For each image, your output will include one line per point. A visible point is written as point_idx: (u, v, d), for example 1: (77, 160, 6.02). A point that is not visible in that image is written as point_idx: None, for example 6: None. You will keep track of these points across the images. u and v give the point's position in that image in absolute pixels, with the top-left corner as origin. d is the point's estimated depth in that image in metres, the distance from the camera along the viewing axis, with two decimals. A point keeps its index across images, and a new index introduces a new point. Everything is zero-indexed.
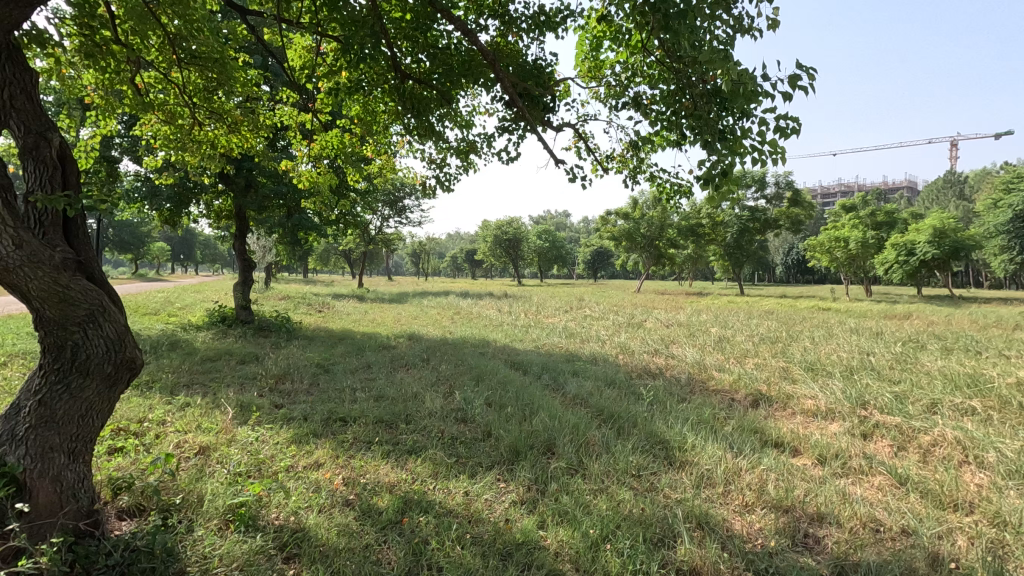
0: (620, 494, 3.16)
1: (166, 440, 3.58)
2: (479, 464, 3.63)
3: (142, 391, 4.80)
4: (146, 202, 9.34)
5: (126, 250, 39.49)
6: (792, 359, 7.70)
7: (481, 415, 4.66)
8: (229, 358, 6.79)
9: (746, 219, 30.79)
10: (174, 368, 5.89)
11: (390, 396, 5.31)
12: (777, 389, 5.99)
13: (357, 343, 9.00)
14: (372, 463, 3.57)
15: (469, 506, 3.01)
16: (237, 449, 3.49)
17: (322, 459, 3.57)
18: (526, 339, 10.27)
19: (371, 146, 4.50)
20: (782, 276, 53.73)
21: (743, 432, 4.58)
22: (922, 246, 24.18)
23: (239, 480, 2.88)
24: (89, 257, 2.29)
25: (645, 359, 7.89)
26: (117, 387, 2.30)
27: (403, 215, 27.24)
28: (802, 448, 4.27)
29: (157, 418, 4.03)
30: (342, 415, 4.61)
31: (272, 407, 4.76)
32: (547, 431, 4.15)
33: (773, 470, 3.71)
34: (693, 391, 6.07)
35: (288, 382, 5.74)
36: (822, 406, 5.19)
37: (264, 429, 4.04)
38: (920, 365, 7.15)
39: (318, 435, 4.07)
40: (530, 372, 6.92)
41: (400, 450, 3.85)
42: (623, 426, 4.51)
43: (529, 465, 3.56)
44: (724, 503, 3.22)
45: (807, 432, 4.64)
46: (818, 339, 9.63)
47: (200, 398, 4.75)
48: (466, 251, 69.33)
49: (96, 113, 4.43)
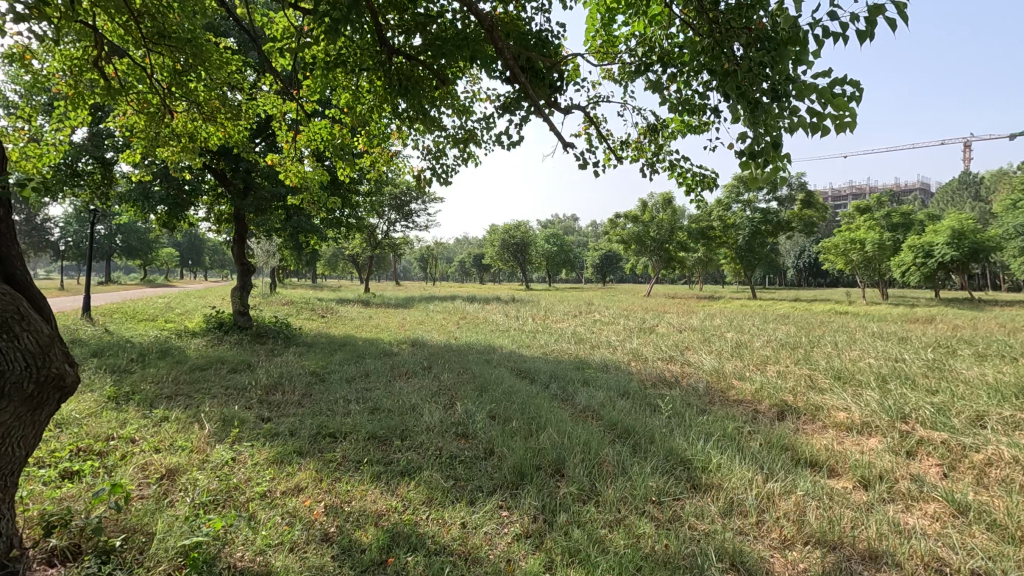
0: (641, 527, 2.75)
1: (132, 461, 3.22)
2: (479, 489, 3.23)
3: (117, 404, 4.46)
4: (140, 205, 9.04)
5: (135, 257, 39.69)
6: (816, 366, 7.23)
7: (484, 430, 4.27)
8: (221, 367, 6.46)
9: (758, 221, 30.21)
10: (160, 377, 5.56)
11: (387, 408, 4.95)
12: (803, 399, 5.53)
13: (357, 349, 8.65)
14: (359, 488, 3.18)
15: (466, 542, 2.62)
16: (209, 471, 3.12)
17: (303, 482, 3.20)
18: (533, 345, 9.86)
19: (362, 138, 4.16)
20: (795, 279, 52.85)
21: (773, 449, 4.15)
22: (940, 248, 23.50)
23: (200, 513, 2.51)
24: (8, 256, 1.95)
25: (659, 366, 7.47)
26: (43, 410, 1.93)
27: (410, 219, 26.93)
28: (841, 468, 3.83)
29: (127, 435, 3.68)
30: (333, 431, 4.24)
31: (258, 421, 4.40)
32: (555, 450, 3.75)
33: (812, 496, 3.28)
34: (714, 402, 5.64)
35: (280, 393, 5.38)
36: (857, 420, 4.74)
37: (243, 447, 3.68)
38: (956, 372, 6.65)
39: (303, 454, 3.71)
40: (537, 381, 6.51)
41: (392, 471, 3.46)
42: (639, 444, 4.09)
43: (536, 490, 3.16)
44: (760, 537, 2.81)
45: (843, 449, 4.19)
46: (841, 344, 9.13)
47: (180, 411, 4.41)
48: (474, 255, 69.06)
49: (67, 104, 4.12)
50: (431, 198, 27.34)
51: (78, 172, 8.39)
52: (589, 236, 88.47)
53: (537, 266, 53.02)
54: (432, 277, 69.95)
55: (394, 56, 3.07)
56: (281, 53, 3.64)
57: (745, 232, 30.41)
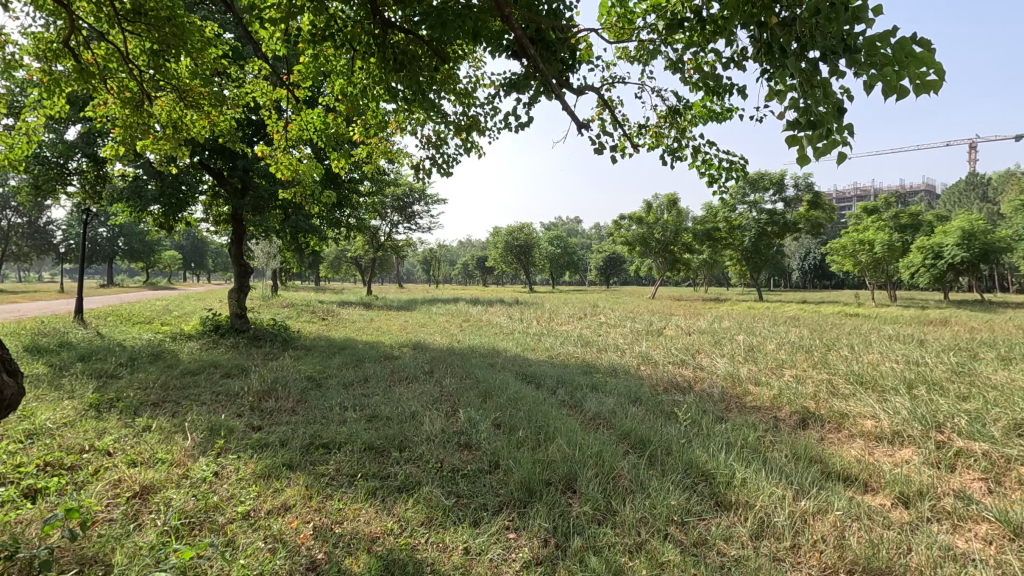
0: (665, 553, 2.46)
1: (104, 476, 2.95)
2: (484, 508, 2.95)
3: (98, 413, 4.19)
4: (132, 202, 8.75)
5: (137, 259, 39.57)
6: (835, 370, 6.91)
7: (488, 440, 3.99)
8: (213, 371, 6.18)
9: (764, 223, 29.83)
10: (148, 383, 5.29)
11: (385, 416, 4.67)
12: (826, 406, 5.22)
13: (357, 353, 8.38)
14: (352, 507, 2.90)
15: (469, 570, 2.34)
16: (187, 488, 2.85)
17: (291, 500, 2.92)
18: (538, 349, 9.57)
19: (358, 128, 3.95)
20: (800, 281, 52.40)
21: (799, 461, 3.86)
22: (950, 249, 23.14)
23: (170, 540, 2.23)
24: None
25: (670, 370, 7.17)
26: None
27: (412, 221, 26.67)
28: (877, 484, 3.52)
29: (104, 447, 3.42)
30: (327, 442, 3.96)
31: (247, 431, 4.12)
32: (566, 463, 3.47)
33: (849, 515, 2.99)
34: (730, 409, 5.34)
35: (273, 399, 5.11)
36: (886, 429, 4.44)
37: (229, 460, 3.41)
38: (984, 376, 6.33)
39: (293, 467, 3.44)
40: (544, 386, 6.23)
41: (389, 487, 3.18)
42: (656, 456, 3.80)
43: (546, 509, 2.88)
44: (797, 564, 2.51)
45: (876, 461, 3.89)
46: (857, 347, 8.82)
47: (164, 420, 4.14)
48: (477, 258, 68.76)
49: (44, 90, 3.89)
50: (434, 199, 27.10)
51: (71, 172, 8.30)
52: (593, 238, 88.08)
53: (541, 268, 52.71)
54: (436, 279, 69.66)
55: (391, 33, 2.87)
56: (273, 37, 3.45)
57: (751, 233, 30.04)
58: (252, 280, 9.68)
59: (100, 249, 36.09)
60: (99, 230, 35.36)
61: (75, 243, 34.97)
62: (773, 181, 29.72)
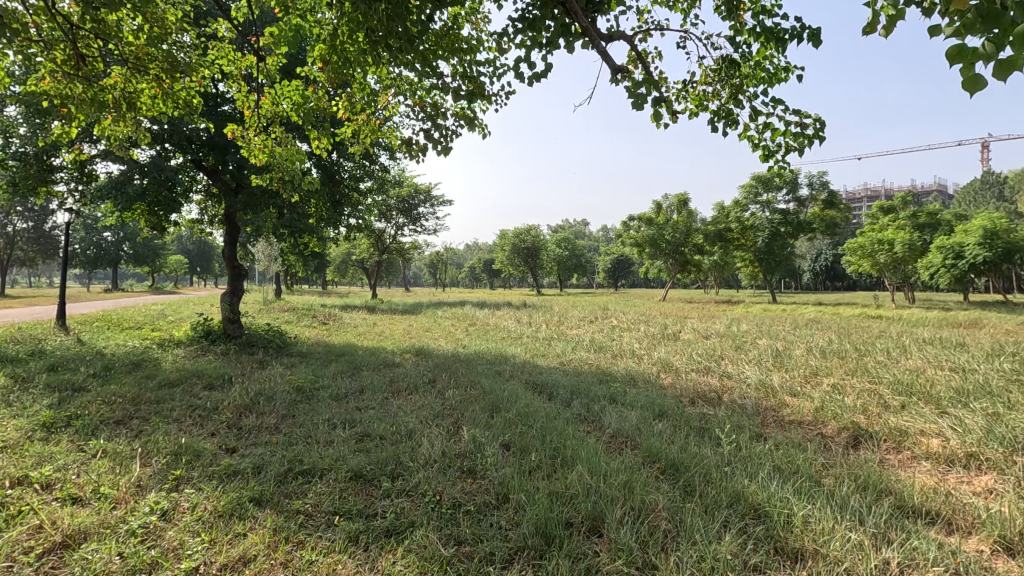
0: None
1: (24, 520, 2.40)
2: (490, 559, 2.39)
3: (48, 434, 3.66)
4: (116, 200, 8.26)
5: (143, 263, 39.46)
6: (878, 378, 6.27)
7: (496, 467, 3.41)
8: (195, 383, 5.64)
9: (777, 223, 29.11)
10: (118, 397, 4.75)
11: (378, 436, 4.10)
12: (879, 422, 4.60)
13: (354, 360, 7.83)
14: (327, 559, 2.34)
15: None
16: (122, 538, 2.30)
17: (253, 550, 2.36)
18: (549, 355, 8.98)
19: (341, 102, 3.57)
20: (812, 282, 51.37)
21: (864, 492, 3.25)
22: (972, 249, 22.25)
23: None
24: None
25: (694, 379, 6.56)
26: None
27: (418, 223, 26.17)
28: (966, 524, 2.90)
29: (38, 479, 2.87)
30: (307, 468, 3.39)
31: (217, 455, 3.56)
32: (589, 497, 2.89)
33: (946, 568, 2.39)
34: (769, 426, 4.72)
35: (256, 416, 4.55)
36: (958, 451, 3.83)
37: (185, 494, 2.86)
38: None
39: (263, 503, 2.88)
40: (558, 398, 5.63)
41: (375, 530, 2.62)
42: (694, 488, 3.21)
43: (569, 561, 2.31)
44: None
45: (954, 491, 3.28)
46: (893, 353, 8.16)
47: (123, 442, 3.60)
48: (484, 261, 68.38)
49: None
50: (439, 201, 26.62)
51: (55, 168, 7.96)
52: (601, 240, 87.23)
53: (549, 271, 52.07)
54: (443, 282, 69.19)
55: None
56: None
57: (765, 234, 29.28)
58: (246, 283, 9.16)
59: (106, 253, 35.95)
60: (105, 234, 35.27)
61: (82, 248, 34.91)
62: (787, 181, 29.01)
